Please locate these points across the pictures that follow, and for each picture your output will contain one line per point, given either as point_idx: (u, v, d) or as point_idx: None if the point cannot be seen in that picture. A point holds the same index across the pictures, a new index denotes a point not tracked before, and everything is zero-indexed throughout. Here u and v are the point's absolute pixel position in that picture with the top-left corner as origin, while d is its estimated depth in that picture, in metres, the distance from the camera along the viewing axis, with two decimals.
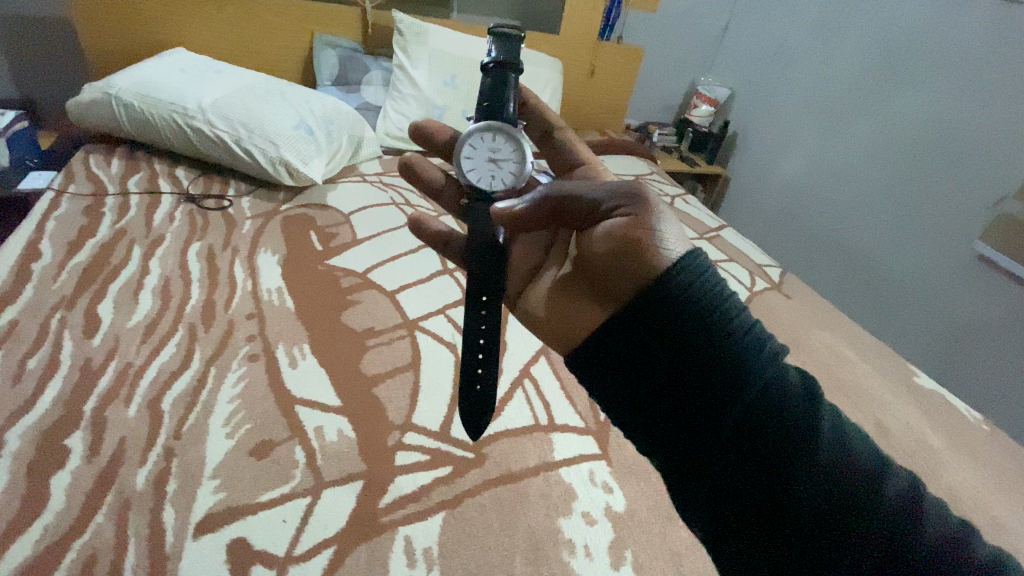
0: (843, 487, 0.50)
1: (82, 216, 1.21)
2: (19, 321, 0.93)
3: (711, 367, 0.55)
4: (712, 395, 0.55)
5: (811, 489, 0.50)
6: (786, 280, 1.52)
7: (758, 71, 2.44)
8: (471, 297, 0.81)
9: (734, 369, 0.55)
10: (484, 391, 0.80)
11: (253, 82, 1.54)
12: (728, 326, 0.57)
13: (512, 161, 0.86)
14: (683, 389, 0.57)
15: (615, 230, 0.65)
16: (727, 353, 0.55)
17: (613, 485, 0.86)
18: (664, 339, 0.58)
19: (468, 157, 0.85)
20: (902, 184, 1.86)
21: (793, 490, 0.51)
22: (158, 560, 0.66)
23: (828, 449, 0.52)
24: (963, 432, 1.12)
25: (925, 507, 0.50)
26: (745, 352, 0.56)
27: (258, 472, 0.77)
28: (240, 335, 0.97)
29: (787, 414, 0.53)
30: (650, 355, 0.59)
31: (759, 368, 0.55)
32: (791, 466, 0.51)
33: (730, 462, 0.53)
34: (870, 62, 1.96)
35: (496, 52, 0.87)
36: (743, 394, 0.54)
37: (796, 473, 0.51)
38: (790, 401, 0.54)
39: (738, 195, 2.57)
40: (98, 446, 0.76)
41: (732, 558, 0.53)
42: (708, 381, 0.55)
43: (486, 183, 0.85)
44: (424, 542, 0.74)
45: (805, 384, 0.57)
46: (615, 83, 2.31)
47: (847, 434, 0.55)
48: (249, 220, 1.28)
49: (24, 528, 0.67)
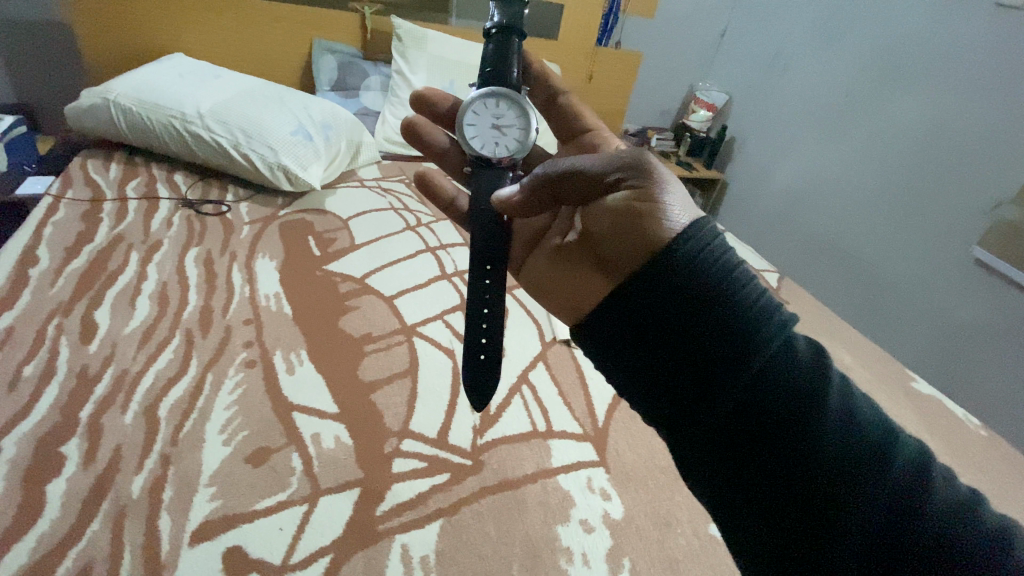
0: (852, 459, 0.51)
1: (80, 221, 1.21)
2: (16, 327, 0.93)
3: (720, 336, 0.56)
4: (720, 365, 0.56)
5: (819, 460, 0.51)
6: (784, 285, 1.53)
7: (756, 77, 2.45)
8: (476, 265, 0.81)
9: (740, 338, 0.56)
10: (489, 360, 0.79)
11: (251, 87, 1.55)
12: (734, 296, 0.58)
13: (515, 127, 0.85)
14: (691, 360, 0.58)
15: (621, 203, 0.68)
16: (738, 320, 0.56)
17: (612, 491, 0.86)
18: (671, 309, 0.59)
19: (471, 125, 0.85)
20: (900, 188, 1.87)
21: (800, 461, 0.51)
22: (153, 569, 0.66)
23: (841, 418, 0.53)
24: (961, 438, 1.12)
25: (933, 479, 0.50)
26: (752, 321, 0.56)
27: (255, 479, 0.76)
28: (238, 341, 0.97)
29: (800, 382, 0.54)
30: (657, 325, 0.60)
31: (771, 336, 0.56)
32: (803, 432, 0.52)
33: (738, 429, 0.54)
34: (868, 67, 1.97)
35: (498, 18, 0.88)
36: (750, 363, 0.54)
37: (804, 444, 0.51)
38: (800, 371, 0.55)
39: (736, 198, 2.58)
40: (94, 454, 0.76)
41: (745, 523, 0.54)
42: (715, 352, 0.56)
43: (490, 150, 0.85)
44: (421, 550, 0.73)
45: (817, 354, 0.57)
46: (612, 89, 2.32)
47: (858, 407, 0.55)
48: (248, 225, 1.28)
49: (19, 536, 0.66)
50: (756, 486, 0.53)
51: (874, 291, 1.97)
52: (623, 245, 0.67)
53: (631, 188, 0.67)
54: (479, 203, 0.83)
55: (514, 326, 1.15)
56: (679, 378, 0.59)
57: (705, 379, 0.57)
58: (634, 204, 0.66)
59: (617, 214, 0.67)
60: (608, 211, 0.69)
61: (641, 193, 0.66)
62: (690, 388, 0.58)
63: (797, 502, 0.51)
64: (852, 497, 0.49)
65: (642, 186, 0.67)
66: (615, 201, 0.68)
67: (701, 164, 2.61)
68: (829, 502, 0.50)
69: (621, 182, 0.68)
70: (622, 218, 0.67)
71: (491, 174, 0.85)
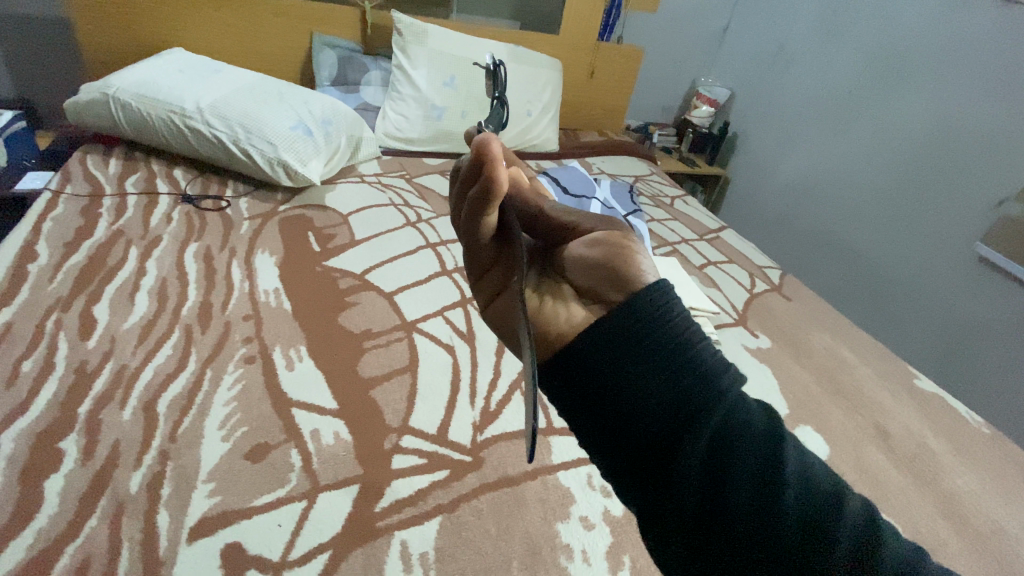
0: (807, 537, 0.42)
1: (79, 217, 1.20)
2: (14, 322, 0.93)
3: (666, 404, 0.48)
4: (668, 431, 0.47)
5: (775, 547, 0.42)
6: (786, 282, 1.52)
7: (759, 72, 2.43)
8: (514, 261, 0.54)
9: (691, 398, 0.48)
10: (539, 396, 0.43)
11: (251, 83, 1.54)
12: (681, 354, 0.50)
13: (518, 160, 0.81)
14: (636, 432, 0.49)
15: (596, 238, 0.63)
16: (684, 385, 0.49)
17: (612, 489, 0.86)
18: (625, 368, 0.50)
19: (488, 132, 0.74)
20: (904, 185, 1.85)
21: (759, 549, 0.42)
22: (152, 565, 0.65)
23: (797, 491, 0.44)
24: (964, 435, 1.12)
25: (895, 538, 0.44)
26: (703, 379, 0.49)
27: (254, 475, 0.76)
28: (237, 337, 0.97)
29: (751, 450, 0.46)
30: (611, 387, 0.50)
31: (717, 399, 0.48)
32: (763, 513, 0.43)
33: (695, 515, 0.45)
34: (873, 61, 1.95)
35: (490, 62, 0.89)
36: (701, 432, 0.46)
37: (759, 525, 0.43)
38: (752, 432, 0.47)
39: (738, 195, 2.57)
40: (92, 450, 0.75)
41: None
42: (663, 416, 0.47)
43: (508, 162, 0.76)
44: (420, 547, 0.73)
45: (767, 414, 0.50)
46: (614, 84, 2.31)
47: (813, 467, 0.47)
48: (247, 222, 1.28)
49: (18, 532, 0.66)
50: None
51: (875, 289, 1.97)
52: (609, 278, 0.59)
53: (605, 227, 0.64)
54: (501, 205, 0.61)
55: None
56: (628, 455, 0.49)
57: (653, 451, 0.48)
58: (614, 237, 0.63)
59: (600, 246, 0.61)
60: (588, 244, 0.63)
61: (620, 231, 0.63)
62: (638, 465, 0.49)
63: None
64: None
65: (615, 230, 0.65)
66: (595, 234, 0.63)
67: (702, 161, 2.58)
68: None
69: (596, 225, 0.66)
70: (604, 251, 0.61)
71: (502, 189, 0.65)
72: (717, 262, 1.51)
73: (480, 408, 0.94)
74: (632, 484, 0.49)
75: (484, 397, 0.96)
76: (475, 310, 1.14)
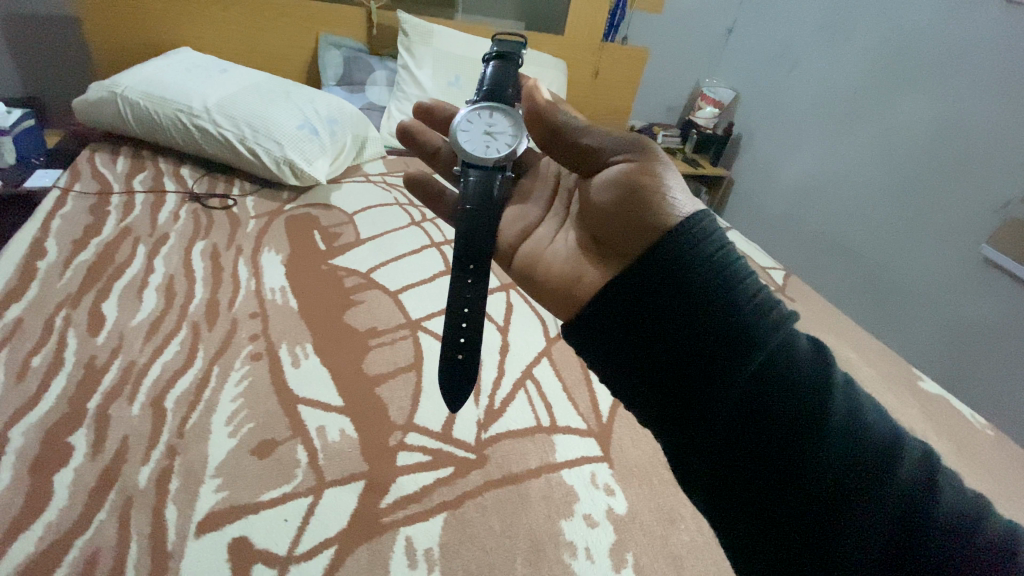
0: (852, 464, 0.49)
1: (87, 214, 1.21)
2: (24, 318, 0.94)
3: (715, 341, 0.54)
4: (714, 364, 0.54)
5: (814, 472, 0.49)
6: (790, 283, 1.52)
7: (764, 73, 2.43)
8: (457, 265, 0.75)
9: (740, 338, 0.54)
10: (466, 364, 0.71)
11: (257, 82, 1.55)
12: (731, 297, 0.56)
13: (508, 133, 0.82)
14: (685, 363, 0.56)
15: (619, 176, 0.68)
16: (735, 324, 0.54)
17: (615, 487, 0.86)
18: (669, 311, 0.57)
19: (464, 129, 0.83)
20: (908, 185, 1.85)
21: (802, 471, 0.49)
22: (160, 559, 0.66)
23: (842, 425, 0.50)
24: (968, 437, 1.12)
25: (939, 486, 0.49)
26: (750, 319, 0.54)
27: (260, 471, 0.77)
28: (243, 334, 0.97)
29: (799, 385, 0.52)
30: (656, 324, 0.58)
31: (766, 339, 0.53)
32: (802, 443, 0.50)
33: (735, 437, 0.52)
34: (878, 62, 1.94)
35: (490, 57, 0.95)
36: (745, 368, 0.52)
37: (802, 453, 0.50)
38: (802, 372, 0.53)
39: (742, 196, 2.57)
40: (101, 444, 0.76)
41: (738, 530, 0.53)
42: (710, 350, 0.54)
43: (481, 152, 0.80)
44: (425, 543, 0.74)
45: (818, 353, 0.55)
46: (617, 85, 2.30)
47: (863, 411, 0.52)
48: (253, 220, 1.29)
49: (28, 524, 0.67)
50: (751, 495, 0.51)
51: (879, 288, 1.97)
52: (630, 216, 0.65)
53: (629, 161, 0.69)
54: (462, 198, 0.78)
55: (519, 322, 1.15)
56: (673, 384, 0.57)
57: (700, 378, 0.55)
58: (633, 176, 0.67)
59: (621, 185, 0.67)
60: (608, 183, 0.69)
61: (644, 166, 0.67)
62: (682, 393, 0.56)
63: (799, 521, 0.49)
64: (856, 512, 0.47)
65: (644, 160, 0.68)
66: (614, 173, 0.69)
67: (706, 161, 2.57)
68: (833, 517, 0.48)
69: (620, 157, 0.70)
70: (620, 196, 0.67)
71: (479, 173, 0.80)
72: None
73: (485, 406, 0.95)
74: (673, 409, 0.57)
75: (488, 395, 0.97)
76: None
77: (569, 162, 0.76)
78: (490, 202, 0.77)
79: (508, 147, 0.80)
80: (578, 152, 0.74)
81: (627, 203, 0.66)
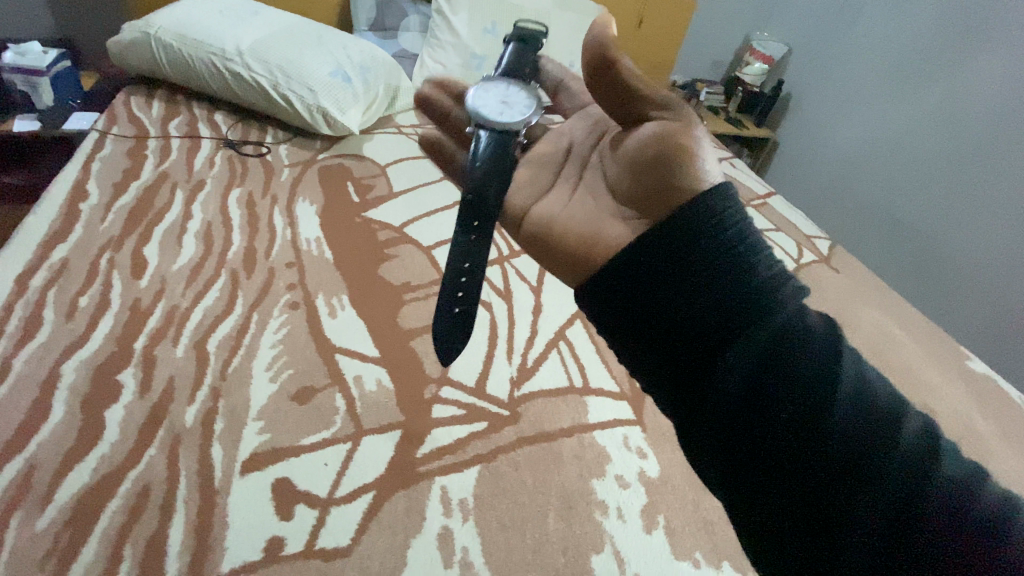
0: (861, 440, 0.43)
1: (126, 158, 1.22)
2: (70, 259, 0.96)
3: (719, 301, 0.49)
4: (714, 328, 0.49)
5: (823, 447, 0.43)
6: (835, 253, 1.45)
7: (820, 26, 2.24)
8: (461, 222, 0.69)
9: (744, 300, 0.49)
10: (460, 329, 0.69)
11: (291, 25, 1.50)
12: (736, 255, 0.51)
13: (524, 104, 0.76)
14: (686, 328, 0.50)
15: (660, 136, 0.63)
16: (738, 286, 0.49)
17: (648, 450, 0.86)
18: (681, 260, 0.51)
19: (479, 94, 0.76)
20: (973, 150, 1.72)
21: (810, 448, 0.44)
22: (209, 493, 0.68)
23: (850, 393, 0.45)
24: (1015, 419, 1.08)
25: (949, 459, 0.44)
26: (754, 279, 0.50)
27: (301, 416, 0.78)
28: (281, 283, 0.98)
29: (803, 351, 0.47)
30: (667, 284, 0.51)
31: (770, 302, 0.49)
32: (810, 415, 0.44)
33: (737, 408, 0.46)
34: (952, 15, 1.78)
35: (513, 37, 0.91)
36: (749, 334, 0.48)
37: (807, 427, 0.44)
38: (807, 343, 0.48)
39: (784, 159, 2.43)
40: (149, 383, 0.78)
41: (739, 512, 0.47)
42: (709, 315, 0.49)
43: (497, 114, 0.74)
44: (459, 493, 0.75)
45: (827, 322, 0.51)
46: (662, 35, 2.17)
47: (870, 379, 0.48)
48: (287, 168, 1.27)
49: (82, 457, 0.69)
50: (750, 474, 0.46)
51: (928, 268, 1.86)
52: (670, 181, 0.61)
53: (667, 118, 0.65)
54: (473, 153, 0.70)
55: (552, 283, 1.13)
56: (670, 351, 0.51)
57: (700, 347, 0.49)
58: (675, 133, 0.63)
59: (661, 146, 0.63)
60: (646, 140, 0.65)
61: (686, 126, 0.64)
62: (680, 359, 0.50)
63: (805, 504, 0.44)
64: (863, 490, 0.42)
65: (682, 122, 0.64)
66: (654, 131, 0.64)
67: (750, 123, 2.42)
68: (838, 496, 0.43)
69: (659, 115, 0.66)
70: (655, 153, 0.63)
71: (496, 133, 0.73)
72: (764, 229, 1.45)
73: (517, 364, 0.94)
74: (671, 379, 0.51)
75: (520, 354, 0.96)
76: (512, 268, 1.14)
77: (611, 106, 0.68)
78: (508, 160, 0.71)
79: (523, 115, 0.74)
80: (621, 99, 0.66)
81: (667, 165, 0.61)
